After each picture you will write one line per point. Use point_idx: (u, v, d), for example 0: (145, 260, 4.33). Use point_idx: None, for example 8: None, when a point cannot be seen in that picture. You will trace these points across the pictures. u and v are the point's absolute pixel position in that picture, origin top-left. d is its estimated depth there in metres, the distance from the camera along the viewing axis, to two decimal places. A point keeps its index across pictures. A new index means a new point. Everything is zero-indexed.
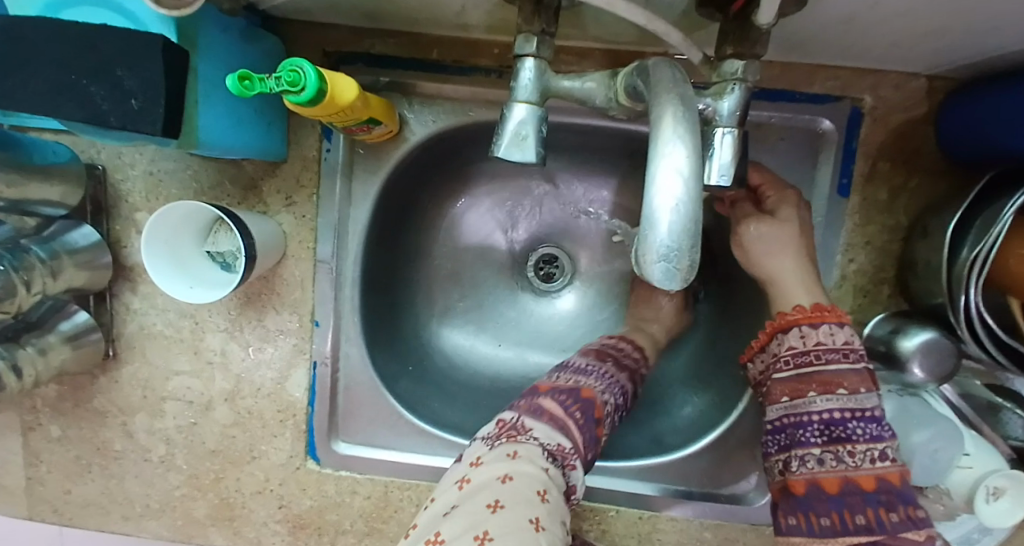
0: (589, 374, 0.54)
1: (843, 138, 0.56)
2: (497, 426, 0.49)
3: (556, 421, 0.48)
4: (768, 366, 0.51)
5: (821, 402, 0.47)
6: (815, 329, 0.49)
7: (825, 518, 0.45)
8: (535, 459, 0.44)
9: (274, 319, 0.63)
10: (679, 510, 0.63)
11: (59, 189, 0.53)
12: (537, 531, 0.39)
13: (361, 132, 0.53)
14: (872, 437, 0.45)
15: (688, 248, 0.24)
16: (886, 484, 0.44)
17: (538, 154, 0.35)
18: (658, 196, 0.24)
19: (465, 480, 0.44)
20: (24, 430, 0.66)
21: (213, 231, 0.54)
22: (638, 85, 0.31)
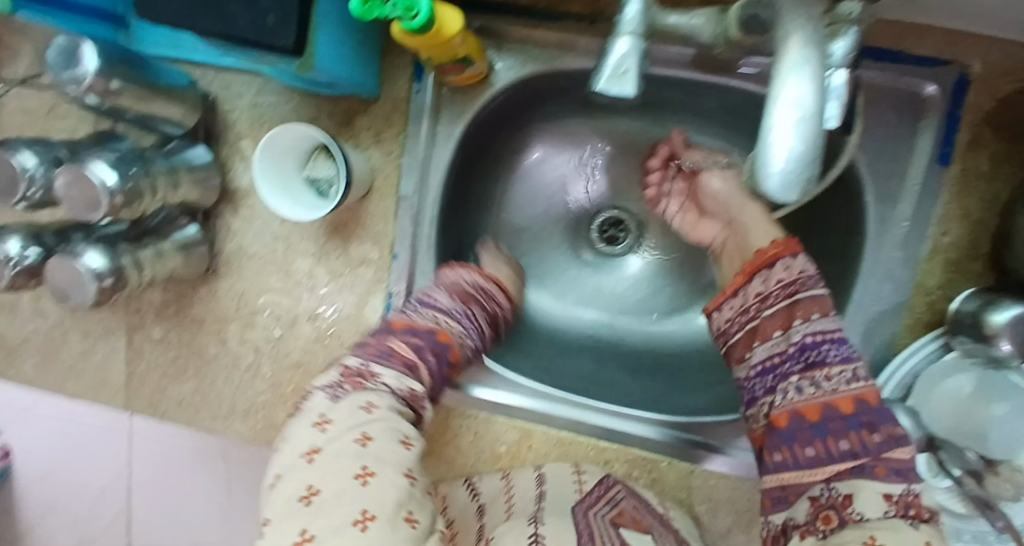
0: (449, 315, 0.58)
1: (948, 104, 0.53)
2: (341, 374, 0.48)
3: (407, 365, 0.50)
4: (754, 307, 0.51)
5: (802, 330, 0.47)
6: (795, 259, 0.50)
7: (809, 448, 0.43)
8: (389, 404, 0.46)
9: (358, 248, 0.67)
10: (720, 464, 0.64)
11: (179, 110, 0.57)
12: (412, 481, 0.41)
13: (454, 72, 0.55)
14: (844, 359, 0.45)
15: (807, 164, 0.27)
16: (864, 405, 0.43)
17: (635, 88, 0.36)
18: (775, 130, 0.26)
19: (313, 450, 0.41)
20: (131, 330, 0.74)
21: (313, 158, 0.59)
22: (759, 13, 0.31)
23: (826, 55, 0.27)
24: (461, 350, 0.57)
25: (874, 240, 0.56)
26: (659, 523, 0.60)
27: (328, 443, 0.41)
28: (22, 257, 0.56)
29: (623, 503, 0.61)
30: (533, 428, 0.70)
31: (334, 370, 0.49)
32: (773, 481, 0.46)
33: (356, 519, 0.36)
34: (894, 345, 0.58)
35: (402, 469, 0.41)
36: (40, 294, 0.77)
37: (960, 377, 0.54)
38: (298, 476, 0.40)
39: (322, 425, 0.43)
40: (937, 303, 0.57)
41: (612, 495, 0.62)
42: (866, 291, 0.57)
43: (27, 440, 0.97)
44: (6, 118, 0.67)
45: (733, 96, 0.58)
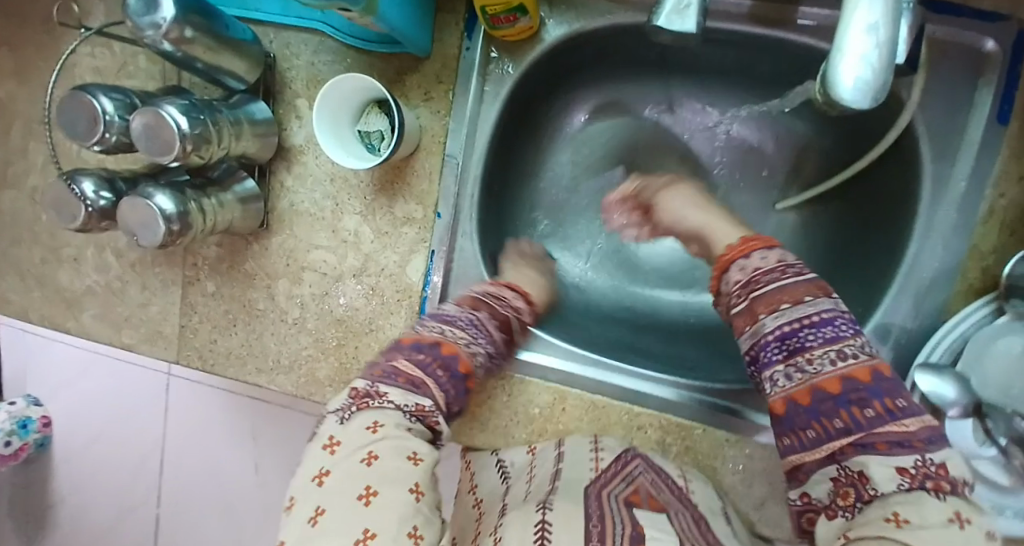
0: (456, 325, 0.55)
1: (1008, 60, 0.52)
2: (351, 395, 0.47)
3: (413, 383, 0.48)
4: (727, 307, 0.50)
5: (771, 322, 0.45)
6: (750, 258, 0.49)
7: (809, 431, 0.41)
8: (395, 423, 0.44)
9: (402, 207, 0.68)
10: (754, 434, 0.63)
11: (243, 65, 0.60)
12: (417, 499, 0.39)
13: (506, 24, 0.56)
14: (827, 339, 0.42)
15: (878, 80, 0.30)
16: (851, 383, 0.40)
17: (697, 24, 0.38)
18: (846, 58, 0.30)
19: (322, 473, 0.41)
20: (185, 284, 0.78)
21: (366, 112, 0.62)
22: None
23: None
24: (474, 361, 0.53)
25: (930, 203, 0.55)
26: (677, 500, 0.53)
27: (336, 465, 0.41)
28: (96, 200, 0.60)
29: (640, 478, 0.55)
30: (568, 390, 0.67)
31: (346, 393, 0.48)
32: (786, 462, 0.44)
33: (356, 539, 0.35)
34: (945, 312, 0.57)
35: (406, 487, 0.39)
36: (103, 248, 0.81)
37: (1011, 340, 0.52)
38: (309, 497, 0.40)
39: (332, 448, 0.43)
40: (991, 268, 0.56)
41: (629, 470, 0.56)
42: (920, 254, 0.56)
43: (75, 402, 1.07)
44: (82, 76, 0.72)
45: (786, 55, 0.58)
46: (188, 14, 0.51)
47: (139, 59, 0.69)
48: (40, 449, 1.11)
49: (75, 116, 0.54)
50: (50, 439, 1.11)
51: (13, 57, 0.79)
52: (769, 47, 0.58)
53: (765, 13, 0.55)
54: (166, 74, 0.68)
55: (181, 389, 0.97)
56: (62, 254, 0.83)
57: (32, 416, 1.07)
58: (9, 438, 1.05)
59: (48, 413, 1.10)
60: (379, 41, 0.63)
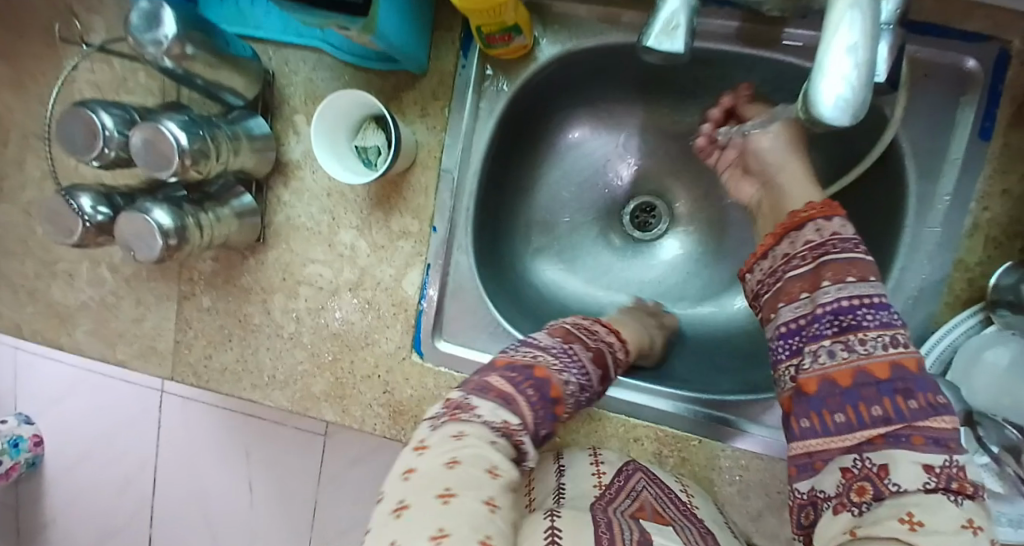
0: (549, 350, 0.53)
1: (989, 79, 0.54)
2: (445, 405, 0.46)
3: (505, 398, 0.46)
4: (779, 269, 0.47)
5: (832, 292, 0.43)
6: (829, 221, 0.46)
7: (839, 414, 0.40)
8: (481, 434, 0.42)
9: (398, 221, 0.69)
10: (747, 444, 0.63)
11: (242, 81, 0.61)
12: (491, 512, 0.36)
13: (501, 43, 0.57)
14: (883, 324, 0.41)
15: (857, 99, 0.31)
16: (902, 371, 0.40)
17: (685, 44, 0.40)
18: (828, 76, 0.30)
19: (410, 471, 0.40)
20: (181, 299, 0.78)
21: (363, 128, 0.63)
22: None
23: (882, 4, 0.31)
24: (568, 390, 0.50)
25: (915, 219, 0.56)
26: (682, 515, 0.53)
27: (423, 463, 0.40)
28: (93, 215, 0.60)
29: (644, 495, 0.54)
30: None
31: (437, 402, 0.48)
32: (799, 447, 0.43)
33: (431, 536, 0.33)
34: (933, 323, 0.58)
35: (483, 501, 0.37)
36: (99, 263, 0.81)
37: (999, 349, 0.54)
38: (396, 492, 0.39)
39: (420, 449, 0.42)
40: (976, 281, 0.57)
41: (631, 485, 0.56)
42: (906, 266, 0.57)
43: (64, 419, 1.06)
44: (81, 92, 0.72)
45: (774, 73, 0.60)
46: (189, 32, 0.52)
47: (138, 75, 0.70)
48: (30, 467, 1.10)
49: (74, 130, 0.55)
50: (43, 457, 1.09)
51: (12, 74, 0.79)
52: (757, 65, 0.60)
53: (751, 33, 0.57)
54: (165, 90, 0.69)
55: (173, 406, 0.96)
56: (57, 269, 0.83)
57: (23, 434, 1.06)
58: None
59: (38, 432, 1.08)
60: (377, 59, 0.64)
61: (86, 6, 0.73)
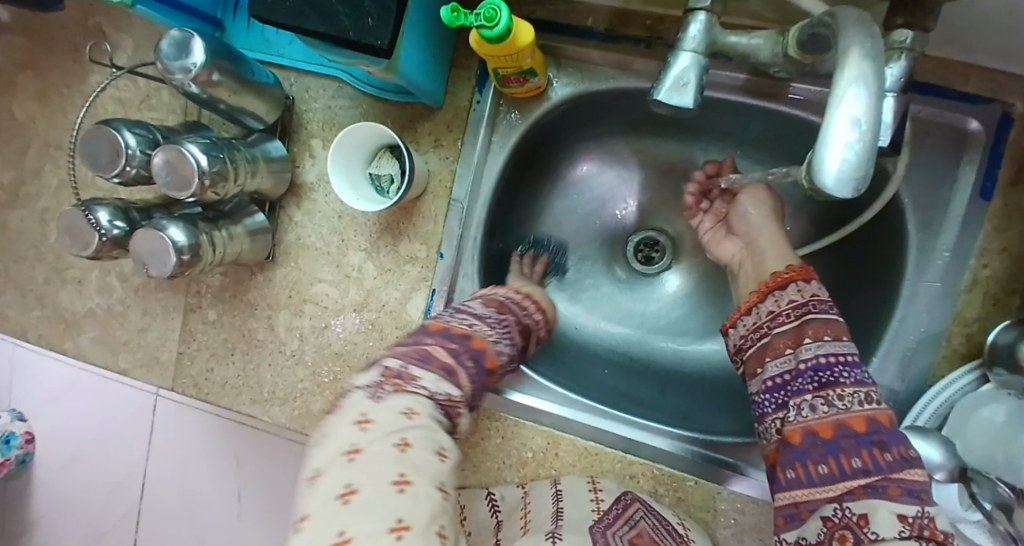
0: (485, 322, 0.54)
1: (990, 140, 0.56)
2: (380, 374, 0.44)
3: (446, 369, 0.46)
4: (765, 325, 0.52)
5: (813, 349, 0.48)
6: (808, 283, 0.51)
7: (823, 466, 0.43)
8: (430, 412, 0.41)
9: (406, 246, 0.70)
10: (741, 486, 0.63)
11: (264, 106, 0.63)
12: (446, 498, 0.36)
13: (517, 83, 0.59)
14: (859, 381, 0.45)
15: (859, 170, 0.30)
16: (878, 425, 0.43)
17: (695, 99, 0.41)
18: (832, 143, 0.30)
19: (352, 449, 0.36)
20: (187, 311, 0.79)
21: (378, 156, 0.65)
22: (819, 32, 0.36)
23: (883, 73, 0.30)
24: (500, 360, 0.52)
25: (914, 271, 0.58)
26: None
27: (369, 442, 0.36)
28: (110, 229, 0.62)
29: (641, 523, 0.59)
30: (561, 434, 0.68)
31: (371, 370, 0.45)
32: (784, 498, 0.45)
33: (391, 527, 0.31)
34: (931, 376, 0.59)
35: (439, 483, 0.37)
36: (108, 271, 0.82)
37: (994, 407, 0.54)
38: (336, 472, 0.35)
39: (364, 425, 0.38)
40: (975, 335, 0.58)
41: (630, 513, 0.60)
42: (905, 319, 0.58)
43: (57, 420, 1.06)
44: (105, 106, 0.75)
45: (779, 125, 0.61)
46: (216, 59, 0.54)
47: (162, 94, 0.72)
48: (20, 467, 1.10)
49: (97, 148, 0.56)
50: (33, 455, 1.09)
51: (37, 83, 0.81)
52: (763, 116, 0.61)
53: (758, 86, 0.58)
54: (186, 109, 0.71)
55: (167, 412, 0.96)
56: (66, 276, 0.84)
57: (16, 431, 1.06)
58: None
59: (31, 429, 1.08)
60: (395, 92, 0.66)
61: (115, 25, 0.75)
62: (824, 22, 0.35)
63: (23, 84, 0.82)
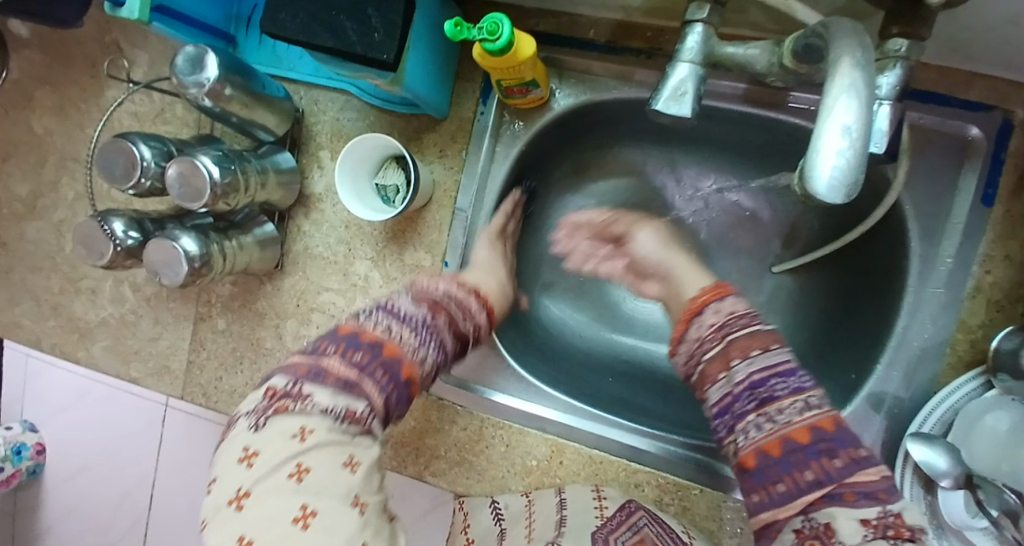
0: (409, 325, 0.47)
1: (992, 147, 0.56)
2: (267, 395, 0.41)
3: (346, 383, 0.41)
4: (697, 352, 0.49)
5: (743, 368, 0.45)
6: (723, 302, 0.50)
7: (779, 484, 0.39)
8: (326, 427, 0.38)
9: (411, 255, 0.71)
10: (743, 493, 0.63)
11: (275, 119, 0.65)
12: (361, 510, 0.37)
13: (519, 95, 0.60)
14: (794, 390, 0.42)
15: (850, 177, 0.30)
16: (820, 432, 0.39)
17: (692, 108, 0.42)
18: (823, 149, 0.30)
19: (240, 495, 0.36)
20: (197, 320, 0.80)
21: (383, 167, 0.66)
22: (812, 42, 0.37)
23: (875, 81, 0.31)
24: (420, 367, 0.46)
25: (917, 278, 0.58)
26: None
27: (256, 484, 0.36)
28: (124, 239, 0.63)
29: (645, 529, 0.58)
30: (565, 442, 0.68)
31: (260, 390, 0.42)
32: (758, 521, 0.41)
33: None
34: (937, 384, 0.59)
35: (348, 499, 0.37)
36: (122, 281, 0.84)
37: (999, 414, 0.54)
38: (230, 525, 0.36)
39: (250, 461, 0.37)
40: (979, 342, 0.58)
41: (632, 520, 0.59)
42: (909, 326, 0.58)
43: (68, 428, 1.08)
44: (120, 120, 0.77)
45: (780, 133, 0.62)
46: (228, 74, 0.56)
47: (175, 109, 0.74)
48: (31, 477, 1.11)
49: (113, 160, 0.58)
50: (44, 466, 1.11)
51: (55, 98, 0.84)
52: (764, 125, 0.62)
53: (758, 95, 0.59)
54: (199, 123, 0.73)
55: (176, 421, 0.97)
56: (80, 286, 0.86)
57: (26, 442, 1.08)
58: (2, 464, 1.05)
59: (41, 439, 1.10)
60: (402, 104, 0.67)
61: (132, 41, 0.78)
62: (817, 32, 0.35)
63: (42, 99, 0.84)
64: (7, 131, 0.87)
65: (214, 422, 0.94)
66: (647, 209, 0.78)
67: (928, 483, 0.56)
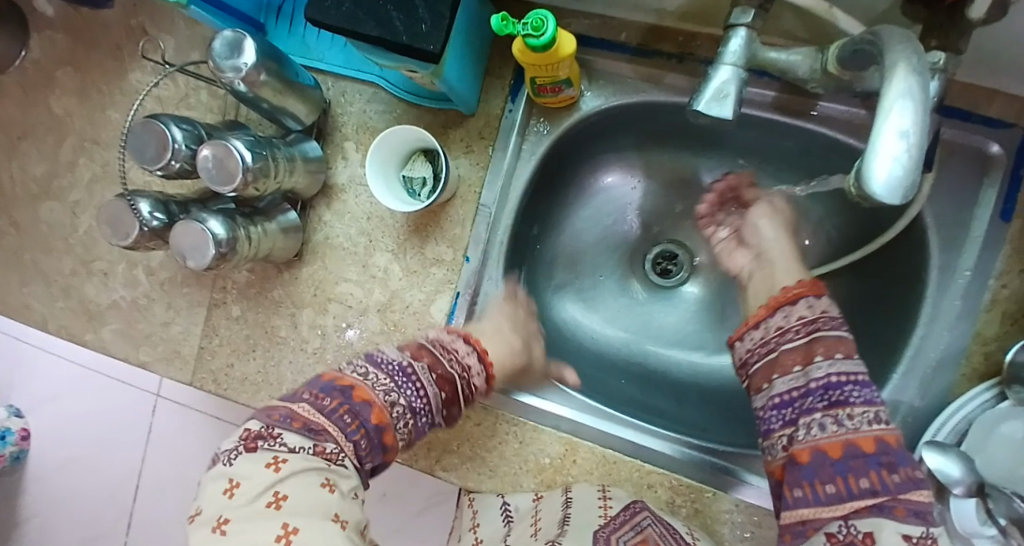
0: (385, 372, 0.49)
1: (1011, 163, 0.57)
2: (241, 437, 0.42)
3: (312, 427, 0.42)
4: (773, 340, 0.52)
5: (824, 367, 0.48)
6: (819, 299, 0.52)
7: (830, 485, 0.43)
8: (300, 458, 0.40)
9: (433, 249, 0.71)
10: (752, 495, 0.63)
11: (305, 108, 0.65)
12: (342, 527, 0.38)
13: (551, 93, 0.60)
14: (867, 401, 0.46)
15: (907, 181, 0.31)
16: (885, 446, 0.44)
17: (734, 110, 0.42)
18: (880, 154, 0.31)
19: (222, 521, 0.37)
20: (211, 306, 0.79)
21: (411, 159, 0.67)
22: (862, 49, 0.37)
23: (928, 88, 0.32)
24: (393, 412, 0.47)
25: (935, 289, 0.59)
26: None
27: (237, 511, 0.37)
28: (150, 220, 0.63)
29: (648, 529, 0.58)
30: (580, 441, 0.68)
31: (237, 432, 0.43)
32: (792, 515, 0.45)
33: None
34: (950, 394, 0.59)
35: (328, 515, 0.38)
36: (135, 264, 0.84)
37: (1015, 424, 0.54)
38: None
39: (231, 492, 0.39)
40: (993, 353, 0.58)
41: (636, 520, 0.58)
42: (926, 336, 0.59)
43: (58, 415, 1.06)
44: (144, 103, 0.76)
45: (804, 142, 0.63)
46: (266, 60, 0.56)
47: (200, 93, 0.74)
48: (15, 463, 1.10)
49: (147, 140, 0.58)
50: (28, 452, 1.10)
51: (75, 78, 0.83)
52: (790, 133, 0.63)
53: (787, 103, 0.60)
54: (224, 108, 0.73)
55: (171, 411, 0.96)
56: (92, 267, 0.85)
57: (12, 426, 1.07)
58: None
59: (26, 425, 1.09)
60: (430, 97, 0.68)
61: (159, 24, 0.78)
62: (867, 39, 0.36)
63: (63, 79, 0.84)
64: (25, 109, 0.87)
65: (211, 413, 0.93)
66: (667, 211, 0.80)
67: (939, 491, 0.55)
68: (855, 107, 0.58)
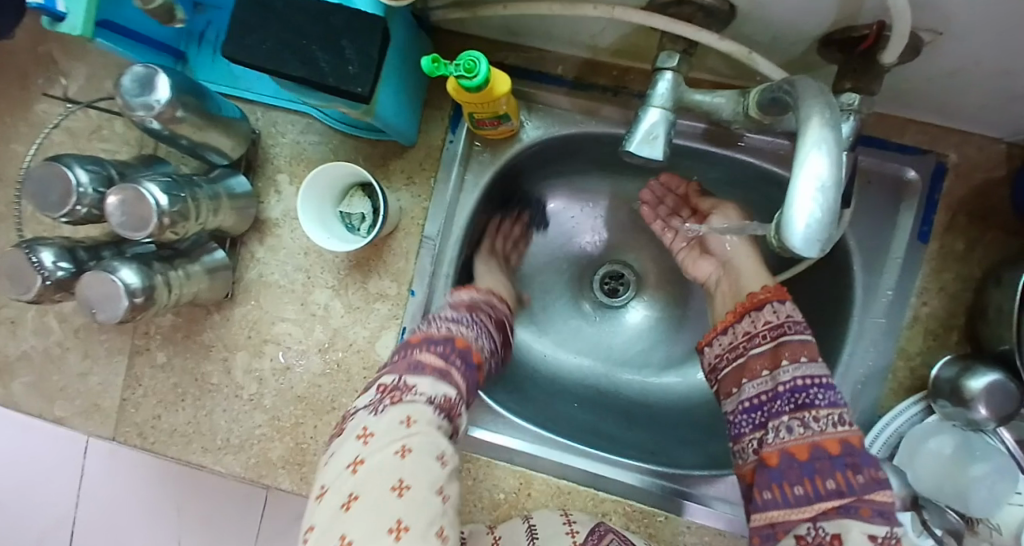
0: (461, 323, 0.57)
1: (926, 189, 0.60)
2: (380, 390, 0.49)
3: (439, 372, 0.50)
4: (741, 345, 0.53)
5: (790, 372, 0.49)
6: (782, 303, 0.53)
7: (798, 486, 0.44)
8: (429, 419, 0.46)
9: (376, 283, 0.68)
10: (701, 516, 0.64)
11: (231, 142, 0.62)
12: (444, 500, 0.42)
13: (491, 126, 0.60)
14: (832, 403, 0.47)
15: (825, 231, 0.32)
16: (851, 447, 0.45)
17: (664, 151, 0.43)
18: (798, 205, 0.31)
19: (358, 461, 0.42)
20: (133, 354, 0.74)
21: (349, 195, 0.65)
22: (779, 97, 0.39)
23: (841, 141, 0.33)
24: (483, 353, 0.56)
25: (861, 309, 0.61)
26: None
27: (371, 454, 0.42)
28: (53, 271, 0.58)
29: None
30: (533, 474, 0.67)
31: (371, 389, 0.50)
32: (761, 517, 0.46)
33: (391, 530, 0.37)
34: (881, 408, 0.62)
35: (434, 486, 0.41)
36: (46, 312, 0.77)
37: (942, 439, 0.58)
38: (341, 485, 0.41)
39: (366, 439, 0.44)
40: (917, 369, 0.62)
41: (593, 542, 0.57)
42: (854, 355, 0.61)
43: None
44: (52, 136, 0.71)
45: (735, 172, 0.65)
46: (182, 95, 0.52)
47: (115, 125, 0.69)
48: None
49: (46, 187, 0.53)
50: None
51: None
52: (723, 163, 0.65)
53: (717, 134, 0.62)
54: (143, 141, 0.68)
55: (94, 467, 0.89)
56: None
57: None
58: None
59: None
60: (367, 129, 0.66)
61: (68, 53, 0.72)
62: (783, 89, 0.38)
63: None
64: None
65: (142, 460, 0.86)
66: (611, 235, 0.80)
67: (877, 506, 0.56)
68: (779, 138, 0.60)
